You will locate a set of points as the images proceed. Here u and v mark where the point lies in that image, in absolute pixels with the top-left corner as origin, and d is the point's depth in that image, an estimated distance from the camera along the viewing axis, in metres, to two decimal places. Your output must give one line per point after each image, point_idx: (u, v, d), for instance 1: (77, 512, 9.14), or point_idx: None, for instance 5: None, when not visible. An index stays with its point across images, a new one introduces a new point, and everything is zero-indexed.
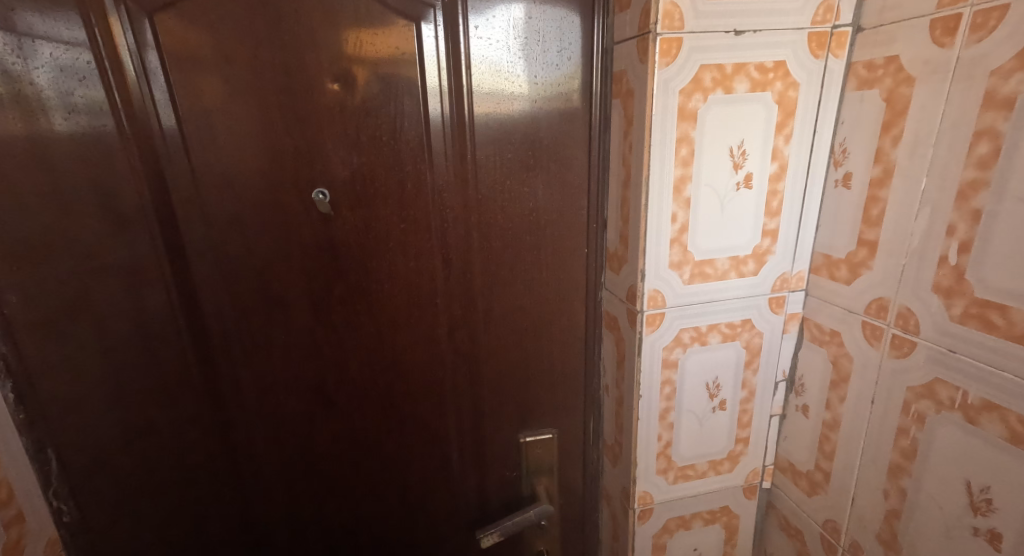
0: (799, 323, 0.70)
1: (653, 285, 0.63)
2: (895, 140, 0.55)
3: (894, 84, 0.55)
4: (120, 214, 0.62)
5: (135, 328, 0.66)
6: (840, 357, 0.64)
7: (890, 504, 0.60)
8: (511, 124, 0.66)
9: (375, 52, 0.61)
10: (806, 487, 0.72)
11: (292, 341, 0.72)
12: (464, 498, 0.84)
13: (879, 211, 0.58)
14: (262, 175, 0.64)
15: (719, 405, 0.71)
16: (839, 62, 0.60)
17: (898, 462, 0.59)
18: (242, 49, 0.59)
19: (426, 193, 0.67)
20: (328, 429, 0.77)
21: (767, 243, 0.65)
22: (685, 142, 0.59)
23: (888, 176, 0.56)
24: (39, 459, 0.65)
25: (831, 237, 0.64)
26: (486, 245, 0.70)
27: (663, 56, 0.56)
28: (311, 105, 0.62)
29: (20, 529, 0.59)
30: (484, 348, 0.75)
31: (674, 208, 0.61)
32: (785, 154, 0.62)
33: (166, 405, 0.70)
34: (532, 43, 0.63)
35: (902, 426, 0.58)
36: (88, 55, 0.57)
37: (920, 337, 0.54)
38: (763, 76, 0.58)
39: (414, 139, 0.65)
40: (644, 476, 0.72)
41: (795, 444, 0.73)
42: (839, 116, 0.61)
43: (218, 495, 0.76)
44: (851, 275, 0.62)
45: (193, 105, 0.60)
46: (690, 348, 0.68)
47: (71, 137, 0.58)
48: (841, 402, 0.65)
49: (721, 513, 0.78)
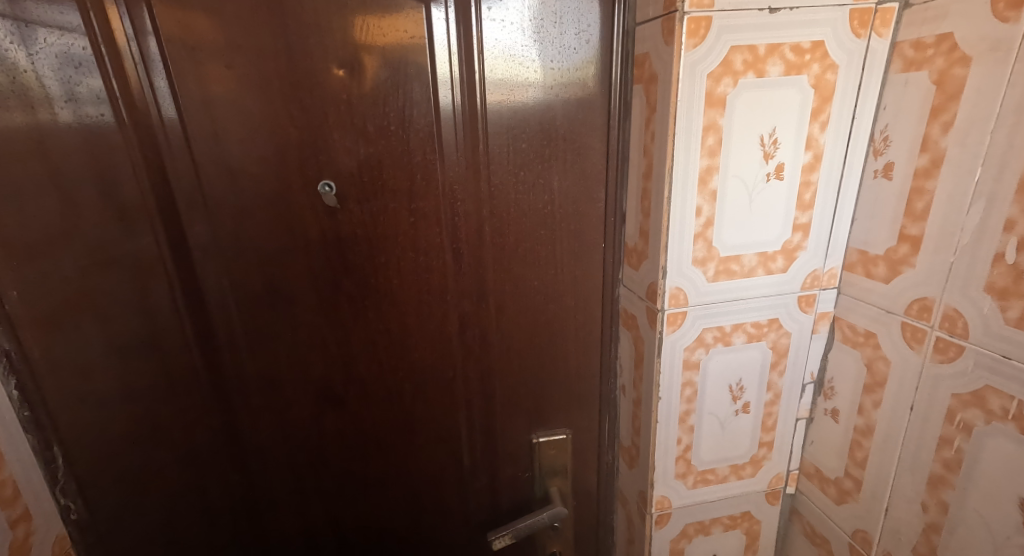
0: (830, 322, 0.66)
1: (675, 282, 0.60)
2: (945, 126, 0.51)
3: (946, 65, 0.50)
4: (121, 208, 0.60)
5: (140, 325, 0.64)
6: (875, 360, 0.61)
7: (929, 517, 0.57)
8: (525, 113, 0.63)
9: (383, 36, 0.58)
10: (835, 495, 0.68)
11: (299, 338, 0.70)
12: (475, 498, 0.81)
13: (924, 204, 0.53)
14: (267, 167, 0.62)
15: (742, 408, 0.68)
16: (882, 42, 0.55)
17: (939, 473, 0.55)
18: (245, 34, 0.57)
19: (436, 185, 0.64)
20: (336, 427, 0.75)
21: (798, 238, 0.61)
22: (712, 130, 0.55)
23: (936, 166, 0.52)
24: (45, 457, 0.61)
25: (868, 231, 0.60)
26: (498, 239, 0.67)
27: (690, 37, 0.52)
28: (317, 93, 0.59)
29: (28, 528, 0.56)
30: (496, 347, 0.73)
31: (699, 201, 0.58)
32: (820, 142, 0.58)
33: (171, 403, 0.68)
34: (548, 26, 0.60)
35: (945, 436, 0.54)
36: (84, 41, 0.54)
37: (968, 341, 0.51)
38: (799, 58, 0.54)
39: (423, 129, 0.62)
40: (662, 480, 0.69)
41: (824, 450, 0.69)
42: (881, 100, 0.57)
43: (226, 491, 0.74)
44: (890, 273, 0.58)
45: (196, 93, 0.58)
46: (713, 349, 0.64)
47: (73, 127, 0.56)
48: (875, 408, 0.61)
49: (742, 519, 0.75)
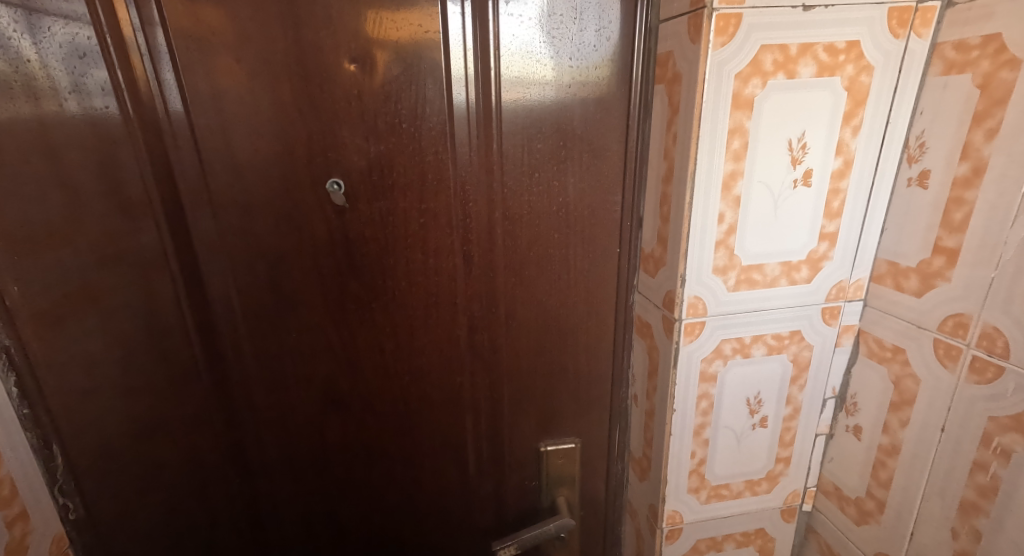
0: (855, 336, 0.63)
1: (694, 292, 0.58)
2: (990, 133, 0.48)
3: (993, 68, 0.48)
4: (125, 203, 0.58)
5: (144, 322, 0.62)
6: (903, 378, 0.58)
7: (959, 545, 0.54)
8: (541, 112, 0.60)
9: (397, 31, 0.56)
10: (855, 515, 0.66)
11: (304, 339, 0.68)
12: (479, 506, 0.79)
13: (963, 215, 0.51)
14: (275, 163, 0.60)
15: (760, 422, 0.65)
16: (921, 42, 0.53)
17: (971, 499, 0.53)
18: (256, 25, 0.55)
19: (447, 184, 0.62)
20: (338, 430, 0.73)
21: (824, 247, 0.58)
22: (738, 133, 0.53)
23: (978, 175, 0.49)
24: (43, 455, 0.58)
25: (899, 241, 0.57)
26: (510, 242, 0.65)
27: (718, 35, 0.50)
28: (327, 88, 0.58)
29: (25, 527, 0.54)
30: (505, 352, 0.70)
31: (723, 207, 0.55)
32: (851, 148, 0.55)
33: (171, 406, 0.66)
34: (568, 21, 0.58)
35: (980, 460, 0.51)
36: (88, 31, 0.53)
37: (1008, 361, 0.48)
38: (832, 58, 0.52)
39: (436, 126, 0.60)
40: (674, 494, 0.67)
41: (843, 468, 0.67)
42: (917, 105, 0.54)
43: (228, 499, 0.72)
44: (923, 286, 0.55)
45: (204, 86, 0.57)
46: (731, 361, 0.62)
47: (79, 118, 0.54)
48: (901, 427, 0.59)
49: (756, 536, 0.72)
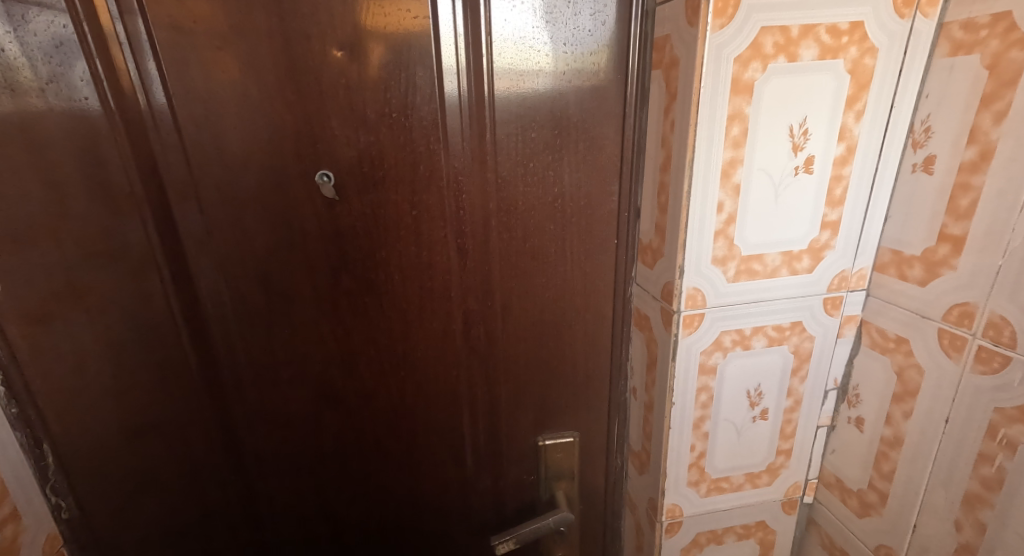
0: (857, 326, 0.62)
1: (693, 283, 0.56)
2: (998, 116, 0.47)
3: (1002, 48, 0.46)
4: (110, 198, 0.57)
5: (132, 319, 0.60)
6: (907, 368, 0.57)
7: (964, 537, 0.53)
8: (535, 100, 0.59)
9: (385, 17, 0.54)
10: (856, 507, 0.65)
11: (296, 335, 0.67)
12: (478, 502, 0.78)
13: (969, 201, 0.50)
14: (263, 155, 0.58)
15: (760, 414, 0.64)
16: (927, 23, 0.51)
17: (976, 491, 0.52)
18: (239, 12, 0.53)
19: (440, 175, 0.61)
20: (333, 427, 0.72)
21: (826, 236, 0.57)
22: (738, 120, 0.51)
23: (986, 160, 0.48)
24: (33, 454, 0.56)
25: (903, 229, 0.56)
26: (506, 234, 0.64)
27: (717, 17, 0.48)
28: (315, 77, 0.56)
29: (17, 527, 0.53)
30: (501, 346, 0.69)
31: (722, 196, 0.54)
32: (854, 133, 0.54)
33: (161, 405, 0.64)
34: (562, 6, 0.56)
35: (985, 452, 0.50)
36: (65, 20, 0.51)
37: (1015, 351, 0.47)
38: (835, 40, 0.50)
39: (427, 116, 0.58)
40: (674, 487, 0.66)
41: (845, 459, 0.66)
42: (923, 88, 0.53)
43: (223, 497, 0.72)
44: (927, 275, 0.54)
45: (188, 76, 0.55)
46: (731, 353, 0.60)
47: (59, 111, 0.53)
48: (905, 418, 0.58)
49: (756, 529, 0.71)
